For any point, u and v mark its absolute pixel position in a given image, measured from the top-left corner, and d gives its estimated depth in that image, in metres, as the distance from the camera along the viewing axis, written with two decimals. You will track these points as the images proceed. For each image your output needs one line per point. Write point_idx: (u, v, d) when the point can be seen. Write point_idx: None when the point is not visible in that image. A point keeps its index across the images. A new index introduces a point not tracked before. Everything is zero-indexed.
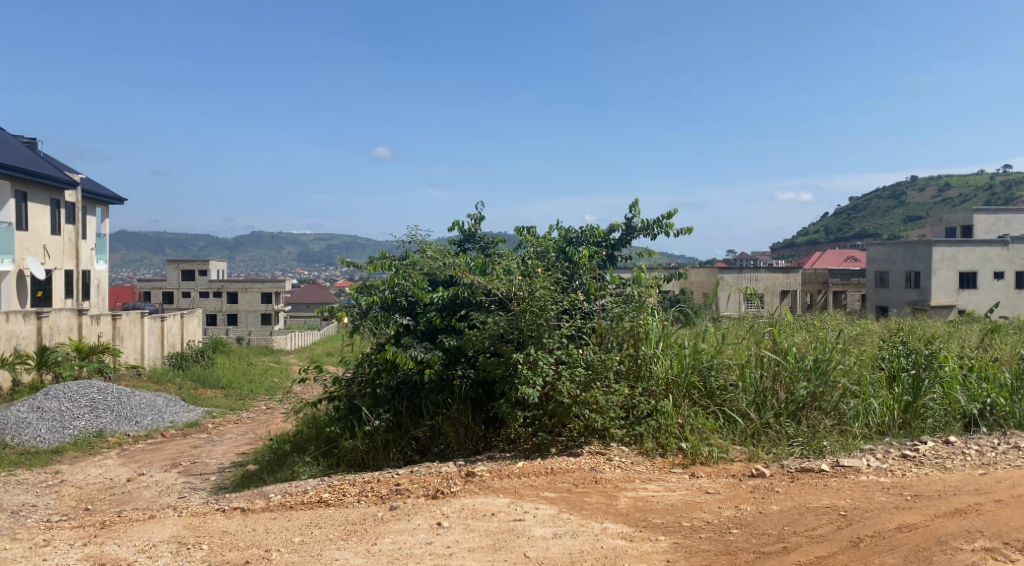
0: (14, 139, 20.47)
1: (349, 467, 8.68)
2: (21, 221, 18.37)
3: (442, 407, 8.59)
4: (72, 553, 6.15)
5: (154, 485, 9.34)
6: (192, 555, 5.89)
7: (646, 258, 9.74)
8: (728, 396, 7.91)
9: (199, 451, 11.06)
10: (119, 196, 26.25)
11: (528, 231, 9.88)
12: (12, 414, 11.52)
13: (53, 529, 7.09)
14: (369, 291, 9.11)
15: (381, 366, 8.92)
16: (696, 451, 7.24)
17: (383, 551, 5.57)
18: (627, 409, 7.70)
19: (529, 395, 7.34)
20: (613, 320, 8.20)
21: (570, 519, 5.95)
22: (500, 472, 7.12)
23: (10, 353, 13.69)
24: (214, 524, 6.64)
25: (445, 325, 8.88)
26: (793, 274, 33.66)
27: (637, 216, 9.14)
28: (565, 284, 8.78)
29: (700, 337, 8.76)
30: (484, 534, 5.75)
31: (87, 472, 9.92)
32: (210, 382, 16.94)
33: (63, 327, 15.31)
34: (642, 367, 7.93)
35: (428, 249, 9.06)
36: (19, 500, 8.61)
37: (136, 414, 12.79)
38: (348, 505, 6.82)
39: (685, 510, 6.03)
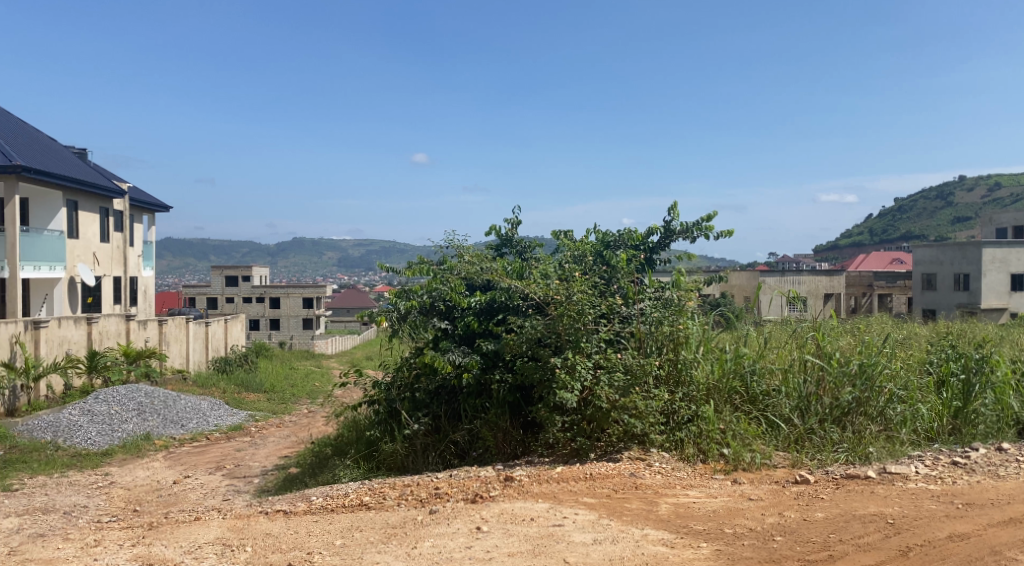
0: (67, 150, 21.12)
1: (389, 471, 8.77)
2: (74, 229, 18.93)
3: (480, 412, 8.65)
4: (121, 553, 6.29)
5: (200, 487, 9.51)
6: (236, 557, 5.98)
7: (685, 262, 9.58)
8: (770, 402, 7.80)
9: (242, 455, 11.23)
10: (165, 203, 26.78)
11: (565, 235, 9.78)
12: (65, 417, 11.85)
13: (103, 529, 7.27)
14: (408, 296, 9.10)
15: (420, 370, 8.97)
16: (738, 458, 7.16)
17: (423, 555, 5.60)
18: (667, 414, 7.61)
19: (567, 400, 7.32)
20: (652, 324, 8.14)
21: (610, 525, 5.91)
22: (539, 477, 7.11)
23: (62, 357, 14.05)
24: (257, 527, 6.74)
25: (483, 329, 8.90)
26: (837, 277, 33.15)
27: (676, 218, 9.05)
28: (603, 288, 8.75)
29: (742, 341, 8.66)
30: (524, 539, 5.75)
31: (136, 474, 10.15)
32: (253, 386, 17.22)
33: (112, 332, 15.67)
34: (683, 372, 7.82)
35: (465, 254, 9.15)
36: (70, 500, 8.84)
37: (182, 418, 13.07)
38: (388, 508, 6.87)
39: (727, 517, 5.95)
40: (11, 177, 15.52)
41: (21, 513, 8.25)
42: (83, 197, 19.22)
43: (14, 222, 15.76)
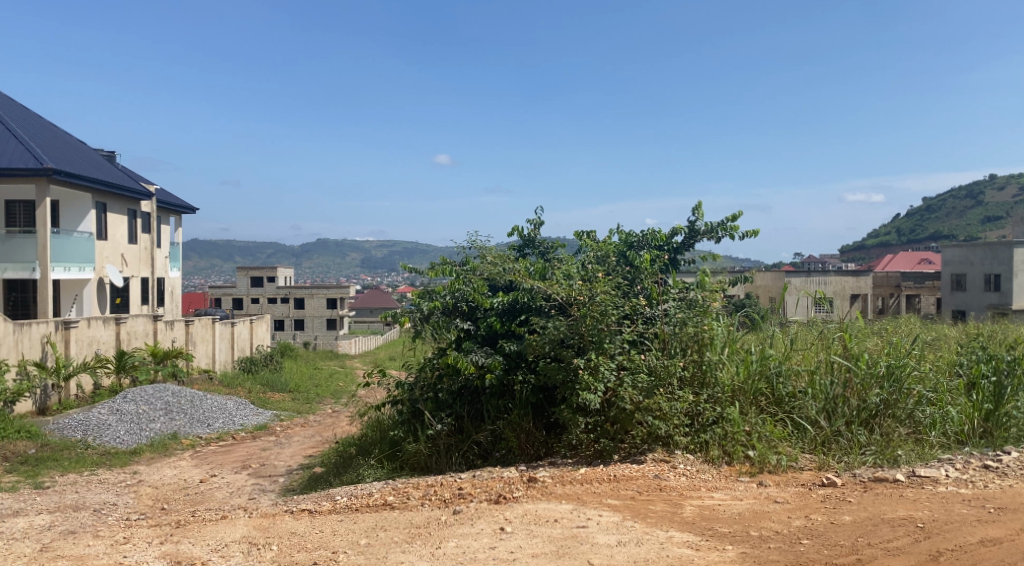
0: (96, 153, 21.44)
1: (412, 471, 8.80)
2: (102, 231, 19.21)
3: (503, 413, 8.65)
4: (150, 551, 6.38)
5: (226, 486, 9.61)
6: (263, 555, 6.04)
7: (710, 262, 9.51)
8: (797, 403, 7.73)
9: (268, 454, 11.34)
10: (192, 205, 27.07)
11: (588, 235, 9.76)
12: (94, 416, 12.03)
13: (132, 527, 7.38)
14: (431, 296, 9.14)
15: (443, 371, 8.99)
16: (764, 459, 7.12)
17: (447, 555, 5.62)
18: (692, 416, 7.55)
19: (591, 401, 7.31)
20: (676, 325, 8.08)
21: (634, 527, 5.89)
22: (563, 479, 7.11)
23: (91, 357, 14.25)
24: (283, 526, 6.80)
25: (505, 330, 8.90)
26: (863, 278, 32.76)
27: (700, 218, 8.99)
28: (626, 289, 8.71)
29: (767, 342, 8.59)
30: (548, 540, 5.74)
31: (163, 473, 10.28)
32: (278, 386, 17.37)
33: (139, 333, 15.87)
34: (707, 373, 7.78)
35: (488, 255, 9.19)
36: (100, 498, 8.97)
37: (208, 418, 13.22)
38: (412, 508, 6.90)
39: (753, 519, 5.91)
40: (42, 179, 15.78)
41: (53, 510, 8.39)
42: (112, 199, 19.50)
43: (45, 224, 16.02)
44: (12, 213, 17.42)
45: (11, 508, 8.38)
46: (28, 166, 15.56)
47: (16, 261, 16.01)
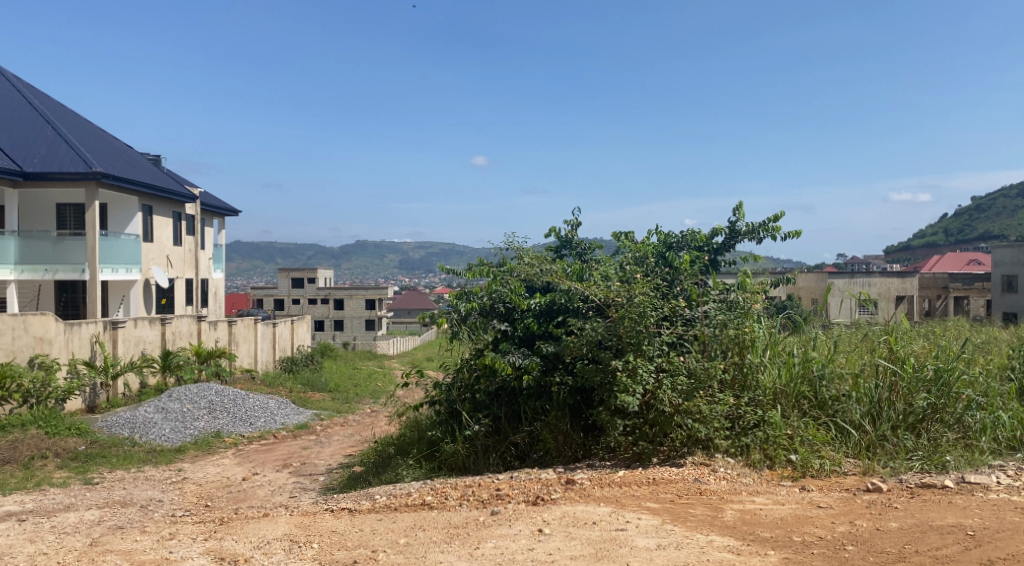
0: (143, 157, 21.95)
1: (450, 471, 8.83)
2: (149, 233, 19.63)
3: (540, 414, 8.64)
4: (195, 547, 6.51)
5: (268, 484, 9.76)
6: (303, 553, 6.11)
7: (751, 263, 9.38)
8: (840, 407, 7.60)
9: (309, 453, 11.49)
10: (235, 207, 27.54)
11: (626, 236, 9.70)
12: (141, 414, 12.31)
13: (177, 523, 7.53)
14: (468, 298, 9.15)
15: (480, 372, 9.01)
16: (806, 464, 7.02)
17: (485, 556, 5.63)
18: (733, 419, 7.45)
19: (629, 403, 7.27)
20: (717, 327, 7.97)
21: (674, 530, 5.84)
22: (601, 481, 7.08)
23: (138, 357, 14.58)
24: (324, 524, 6.87)
25: (543, 331, 8.88)
26: (909, 279, 32.02)
27: (741, 219, 8.88)
28: (665, 290, 8.63)
29: (810, 345, 8.44)
30: (587, 542, 5.72)
31: (207, 471, 10.47)
32: (318, 386, 17.59)
33: (184, 333, 16.20)
34: (748, 377, 7.71)
35: (525, 256, 9.23)
36: (146, 495, 9.18)
37: (251, 416, 13.46)
38: (450, 508, 6.94)
39: (796, 524, 5.81)
40: (91, 183, 16.21)
41: (102, 505, 8.60)
42: (157, 202, 19.92)
43: (94, 227, 16.44)
44: (63, 216, 17.91)
45: (62, 503, 8.62)
46: (78, 171, 16.00)
47: (67, 263, 16.45)
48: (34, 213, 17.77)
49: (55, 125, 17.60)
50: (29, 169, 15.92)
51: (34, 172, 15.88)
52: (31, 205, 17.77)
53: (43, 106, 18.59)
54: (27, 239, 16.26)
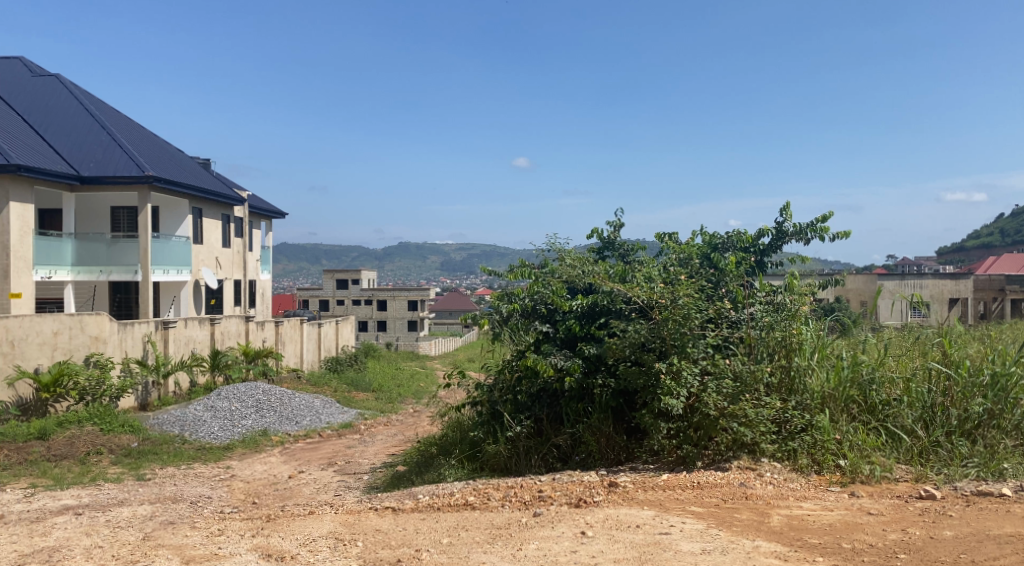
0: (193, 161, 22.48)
1: (493, 472, 8.86)
2: (199, 234, 20.06)
3: (583, 416, 8.59)
4: (243, 543, 6.63)
5: (314, 482, 9.90)
6: (348, 551, 6.18)
7: (798, 265, 9.22)
8: (891, 411, 7.43)
9: (353, 452, 11.62)
10: (282, 209, 28.00)
11: (670, 237, 9.61)
12: (191, 412, 12.60)
13: (225, 520, 7.69)
14: (510, 299, 9.25)
15: (521, 373, 8.99)
16: (856, 470, 6.89)
17: (528, 557, 5.63)
18: (780, 423, 7.35)
19: (673, 406, 7.21)
20: (763, 329, 7.87)
21: (719, 535, 5.77)
22: (644, 484, 7.03)
23: (188, 356, 14.92)
24: (368, 523, 6.95)
25: (585, 333, 8.80)
26: (963, 281, 31.05)
27: (788, 219, 8.74)
28: (710, 292, 8.52)
29: (859, 348, 8.27)
30: (630, 545, 5.68)
31: (254, 468, 10.67)
32: (362, 385, 17.82)
33: (232, 333, 16.54)
34: (796, 380, 7.58)
35: (567, 257, 9.25)
36: (196, 491, 9.38)
37: (297, 415, 13.67)
38: (493, 508, 6.97)
39: (845, 531, 5.70)
40: (143, 186, 16.65)
41: (154, 501, 8.82)
42: (207, 204, 20.36)
43: (146, 230, 16.88)
44: (117, 218, 18.44)
45: (116, 498, 8.87)
46: (131, 174, 16.45)
47: (121, 264, 16.92)
48: (90, 216, 18.34)
49: (109, 130, 18.12)
50: (85, 173, 16.42)
51: (90, 176, 16.38)
52: (87, 208, 18.33)
53: (99, 112, 19.16)
54: (83, 241, 16.76)
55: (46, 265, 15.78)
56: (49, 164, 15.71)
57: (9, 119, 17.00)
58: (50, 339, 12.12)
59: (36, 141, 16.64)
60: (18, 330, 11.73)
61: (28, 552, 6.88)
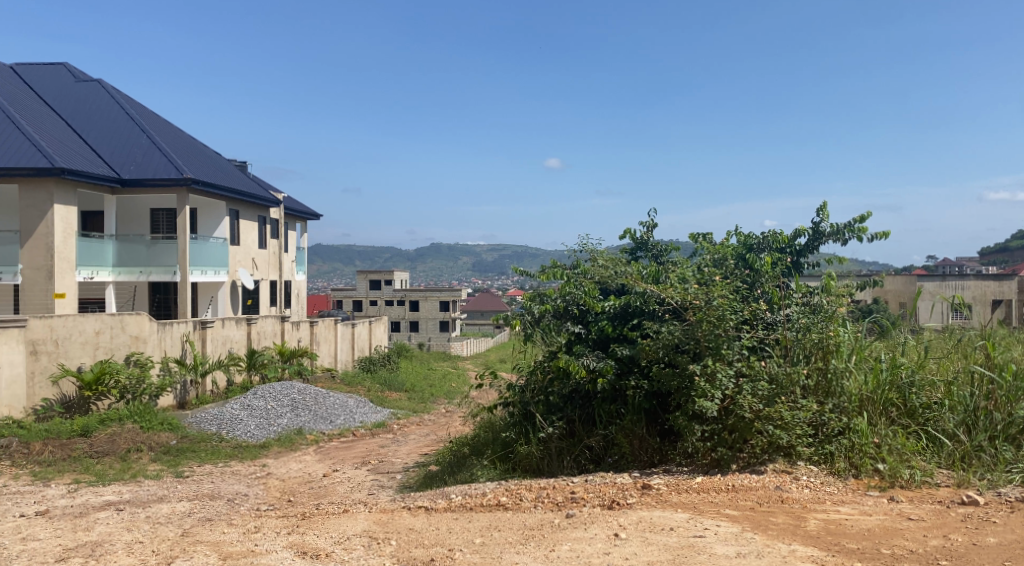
0: (231, 163, 22.84)
1: (525, 472, 8.88)
2: (235, 236, 20.37)
3: (615, 417, 8.57)
4: (279, 540, 6.73)
5: (348, 481, 10.00)
6: (382, 550, 6.24)
7: (836, 265, 9.06)
8: (932, 415, 7.34)
9: (386, 451, 11.71)
10: (317, 211, 28.35)
11: (704, 238, 9.53)
12: (228, 411, 12.80)
13: (261, 517, 7.80)
14: (541, 300, 9.21)
15: (553, 374, 8.99)
16: (895, 474, 6.77)
17: (561, 559, 5.63)
18: (816, 426, 7.24)
19: (707, 408, 7.13)
20: (800, 331, 7.75)
21: (754, 538, 5.71)
22: (678, 487, 6.98)
23: (226, 355, 15.16)
24: (401, 522, 7.01)
25: (617, 334, 8.74)
26: (1007, 281, 30.21)
27: (825, 219, 8.62)
28: (745, 293, 8.42)
29: (898, 351, 8.14)
30: (664, 548, 5.65)
31: (290, 466, 10.80)
32: (395, 385, 17.96)
33: (268, 333, 16.77)
34: (833, 383, 7.44)
35: (600, 258, 9.22)
36: (233, 488, 9.53)
37: (331, 414, 13.80)
38: (526, 509, 6.98)
39: (884, 536, 5.60)
40: (181, 189, 16.98)
41: (192, 498, 8.98)
42: (243, 206, 20.66)
43: (185, 231, 17.21)
44: (156, 220, 18.80)
45: (156, 494, 9.05)
46: (170, 177, 16.78)
47: (160, 265, 17.24)
48: (131, 219, 18.73)
49: (149, 134, 18.47)
50: (125, 176, 16.78)
51: (130, 178, 16.73)
52: (127, 210, 18.73)
53: (139, 116, 19.54)
54: (123, 242, 17.14)
55: (88, 266, 16.13)
56: (91, 167, 16.09)
57: (53, 123, 17.44)
58: (93, 338, 12.40)
59: (79, 145, 17.03)
60: (63, 329, 11.99)
61: (72, 546, 7.04)
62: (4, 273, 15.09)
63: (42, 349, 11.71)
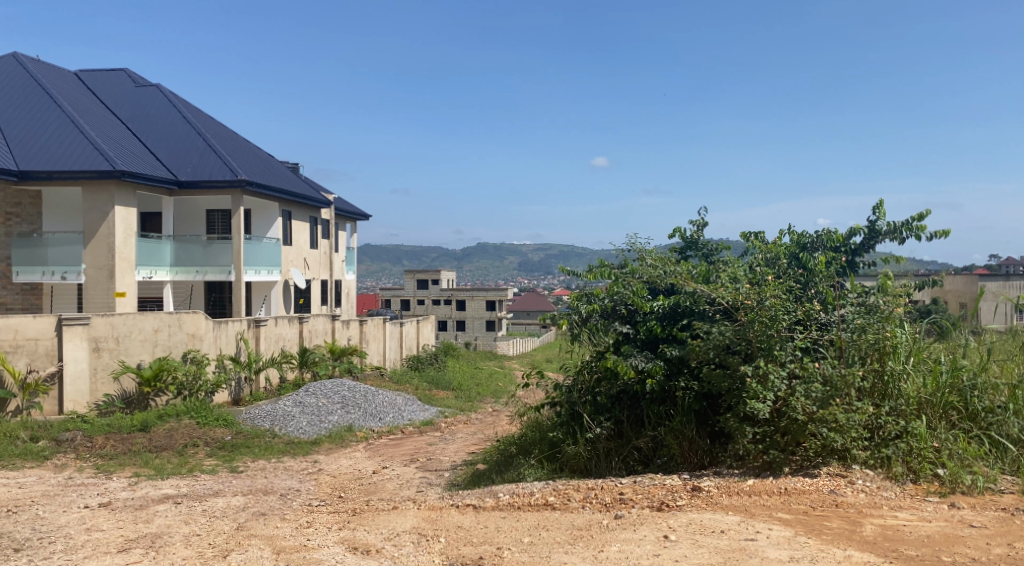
0: (283, 165, 23.30)
1: (572, 473, 8.87)
2: (288, 236, 20.76)
3: (664, 419, 8.48)
4: (330, 535, 6.84)
5: (397, 478, 10.11)
6: (431, 546, 6.30)
7: (893, 265, 8.84)
8: (995, 419, 7.17)
9: (434, 449, 11.82)
10: (366, 213, 28.76)
11: (755, 236, 9.39)
12: (281, 408, 13.07)
13: (313, 513, 7.95)
14: (589, 300, 9.15)
15: (601, 375, 8.98)
16: (956, 480, 6.58)
17: (611, 559, 5.60)
18: (872, 429, 7.05)
19: (759, 409, 7.00)
20: (855, 332, 7.49)
21: (808, 543, 5.61)
22: (729, 489, 6.90)
23: (278, 353, 15.48)
24: (450, 519, 7.06)
25: (666, 335, 8.68)
26: None
27: (881, 218, 8.42)
28: (798, 293, 8.27)
29: (959, 353, 7.95)
30: (714, 551, 5.59)
31: (340, 463, 10.98)
32: (442, 383, 18.10)
33: (320, 331, 17.09)
34: (890, 385, 7.29)
35: (648, 257, 9.15)
36: (286, 484, 9.72)
37: (380, 411, 13.98)
38: (574, 509, 6.97)
39: (945, 543, 5.46)
40: (236, 190, 17.36)
41: (247, 493, 9.19)
42: (295, 207, 21.06)
43: (239, 231, 17.62)
44: (211, 221, 19.26)
45: (212, 488, 9.28)
46: (225, 179, 17.20)
47: (215, 265, 17.67)
48: (188, 220, 19.25)
49: (205, 137, 18.92)
50: (182, 178, 17.24)
51: (187, 180, 17.18)
52: (183, 211, 19.23)
53: (195, 119, 20.04)
54: (181, 243, 17.60)
55: (147, 266, 16.61)
56: (150, 170, 16.56)
57: (113, 127, 18.00)
58: (152, 336, 12.78)
59: (137, 148, 17.55)
60: (123, 327, 12.39)
61: (133, 537, 7.27)
62: (68, 273, 15.67)
63: (104, 346, 12.15)
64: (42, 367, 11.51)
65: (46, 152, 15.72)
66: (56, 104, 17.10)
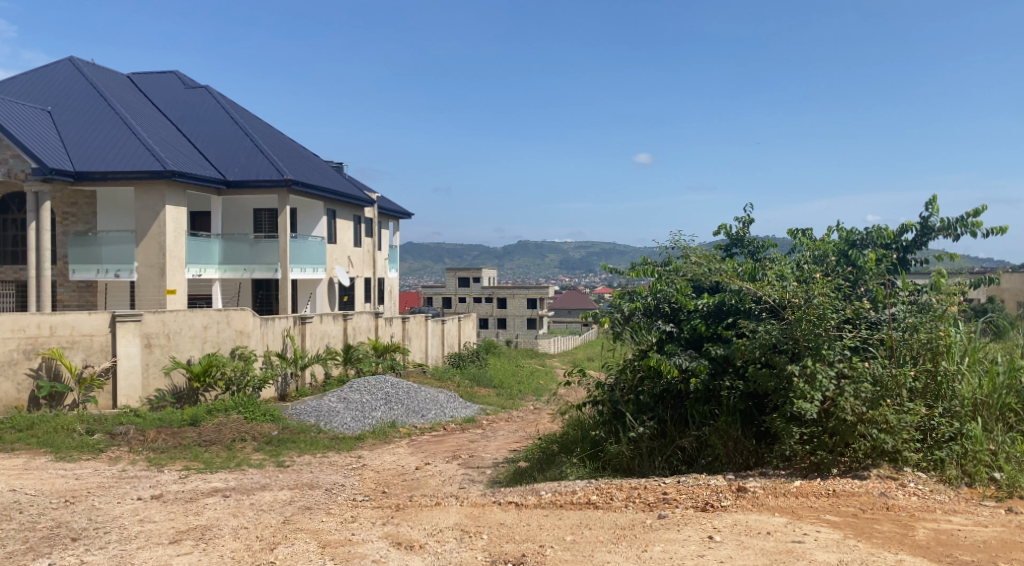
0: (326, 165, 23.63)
1: (615, 472, 8.83)
2: (332, 235, 21.04)
3: (708, 419, 8.39)
4: (375, 530, 6.92)
5: (439, 474, 10.18)
6: (474, 543, 6.33)
7: (946, 262, 8.63)
8: None
9: (476, 446, 11.87)
10: (408, 211, 28.97)
11: (803, 233, 9.22)
12: (326, 404, 13.24)
13: (357, 508, 8.04)
14: (631, 298, 9.04)
15: (644, 373, 8.91)
16: (1014, 484, 6.50)
17: (654, 559, 5.56)
18: (925, 431, 6.94)
19: (806, 410, 6.83)
20: (906, 331, 7.31)
21: (858, 546, 5.50)
22: (775, 490, 6.79)
23: (323, 349, 15.69)
24: (492, 516, 7.08)
25: (711, 333, 8.60)
26: None
27: (935, 214, 8.21)
28: (848, 291, 8.09)
29: (1016, 352, 7.74)
30: (760, 552, 5.51)
31: (384, 458, 11.10)
32: (484, 381, 18.18)
33: (363, 328, 17.29)
34: (943, 386, 7.11)
35: (692, 255, 9.05)
36: (331, 479, 9.85)
37: (422, 408, 14.10)
38: (617, 508, 6.94)
39: (1002, 549, 5.30)
40: (282, 189, 17.65)
41: (293, 487, 9.34)
42: (339, 206, 21.33)
43: (284, 230, 17.89)
44: (258, 220, 19.61)
45: (259, 483, 9.45)
46: (271, 178, 17.50)
47: (262, 263, 17.96)
48: (235, 220, 19.62)
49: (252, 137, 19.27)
50: (229, 178, 17.58)
51: (234, 180, 17.52)
52: (230, 211, 19.62)
53: (241, 120, 20.40)
54: (229, 241, 17.96)
55: (197, 264, 16.98)
56: (198, 170, 16.92)
57: (164, 128, 18.44)
58: (201, 332, 13.06)
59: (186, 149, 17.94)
60: (174, 324, 12.70)
61: (183, 529, 7.45)
62: (121, 272, 16.11)
63: (155, 342, 12.49)
64: (97, 362, 11.90)
65: (100, 152, 16.19)
66: (110, 106, 17.62)
